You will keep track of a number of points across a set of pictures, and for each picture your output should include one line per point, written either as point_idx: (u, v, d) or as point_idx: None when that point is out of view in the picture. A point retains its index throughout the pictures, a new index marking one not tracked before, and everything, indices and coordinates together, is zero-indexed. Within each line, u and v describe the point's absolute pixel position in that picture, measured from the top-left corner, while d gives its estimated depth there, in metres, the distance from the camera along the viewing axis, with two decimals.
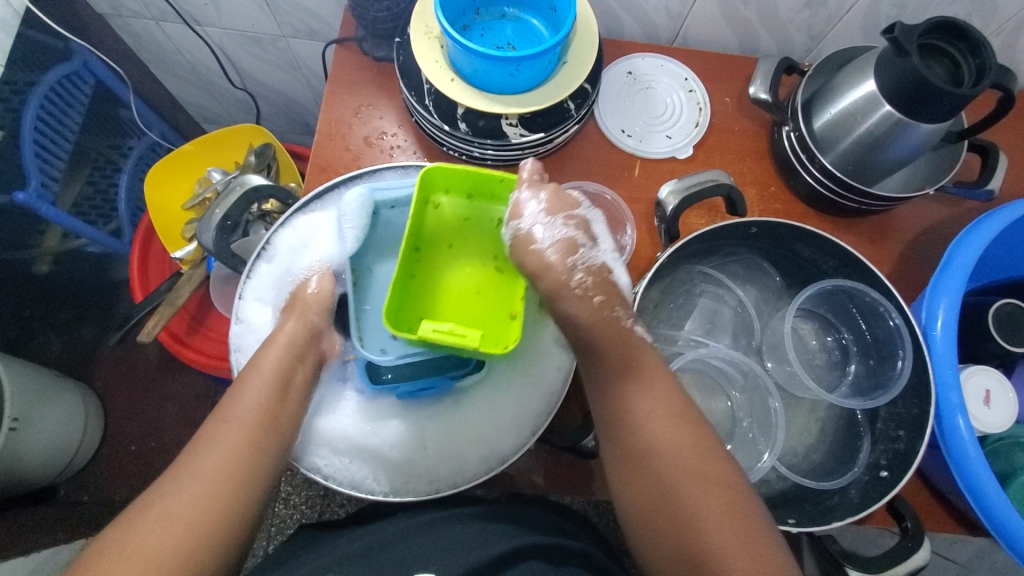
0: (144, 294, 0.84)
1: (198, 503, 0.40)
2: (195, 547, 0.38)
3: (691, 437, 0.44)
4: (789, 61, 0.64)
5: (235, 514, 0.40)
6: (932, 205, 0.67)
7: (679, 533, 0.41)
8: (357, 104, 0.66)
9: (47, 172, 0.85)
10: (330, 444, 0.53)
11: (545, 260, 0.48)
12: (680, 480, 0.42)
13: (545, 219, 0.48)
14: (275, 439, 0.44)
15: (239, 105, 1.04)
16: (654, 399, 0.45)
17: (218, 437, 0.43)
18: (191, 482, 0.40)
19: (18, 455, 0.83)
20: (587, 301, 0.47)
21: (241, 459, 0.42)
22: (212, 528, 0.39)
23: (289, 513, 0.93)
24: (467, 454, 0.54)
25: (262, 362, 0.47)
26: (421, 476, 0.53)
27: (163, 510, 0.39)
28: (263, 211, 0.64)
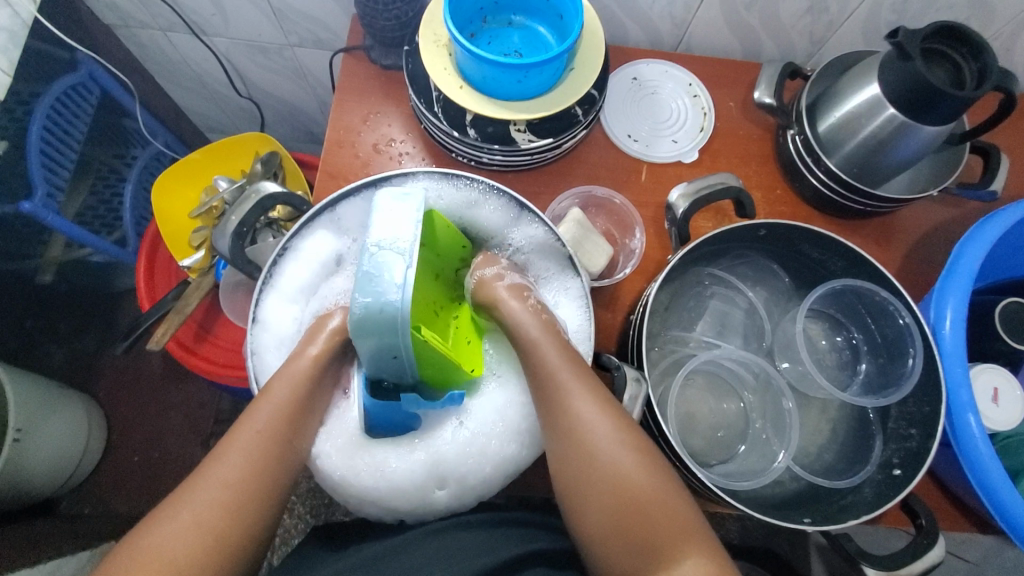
0: (151, 303, 0.84)
1: (212, 516, 0.40)
2: (214, 546, 0.40)
3: (627, 427, 0.45)
4: (792, 65, 0.65)
5: (246, 514, 0.42)
6: (935, 206, 0.68)
7: (612, 504, 0.43)
8: (366, 111, 0.67)
9: (53, 181, 0.85)
10: (342, 478, 0.49)
11: (498, 294, 0.53)
12: (611, 456, 0.44)
13: (504, 270, 0.55)
14: (280, 439, 0.45)
15: (244, 114, 1.05)
16: (592, 392, 0.46)
17: (231, 445, 0.44)
18: (209, 491, 0.42)
19: (22, 467, 0.82)
20: (536, 313, 0.51)
21: (255, 470, 0.43)
22: (237, 527, 0.41)
23: (294, 522, 0.93)
24: (482, 482, 0.51)
25: (274, 388, 0.46)
26: (445, 495, 0.51)
27: (176, 519, 0.40)
28: (270, 220, 0.65)
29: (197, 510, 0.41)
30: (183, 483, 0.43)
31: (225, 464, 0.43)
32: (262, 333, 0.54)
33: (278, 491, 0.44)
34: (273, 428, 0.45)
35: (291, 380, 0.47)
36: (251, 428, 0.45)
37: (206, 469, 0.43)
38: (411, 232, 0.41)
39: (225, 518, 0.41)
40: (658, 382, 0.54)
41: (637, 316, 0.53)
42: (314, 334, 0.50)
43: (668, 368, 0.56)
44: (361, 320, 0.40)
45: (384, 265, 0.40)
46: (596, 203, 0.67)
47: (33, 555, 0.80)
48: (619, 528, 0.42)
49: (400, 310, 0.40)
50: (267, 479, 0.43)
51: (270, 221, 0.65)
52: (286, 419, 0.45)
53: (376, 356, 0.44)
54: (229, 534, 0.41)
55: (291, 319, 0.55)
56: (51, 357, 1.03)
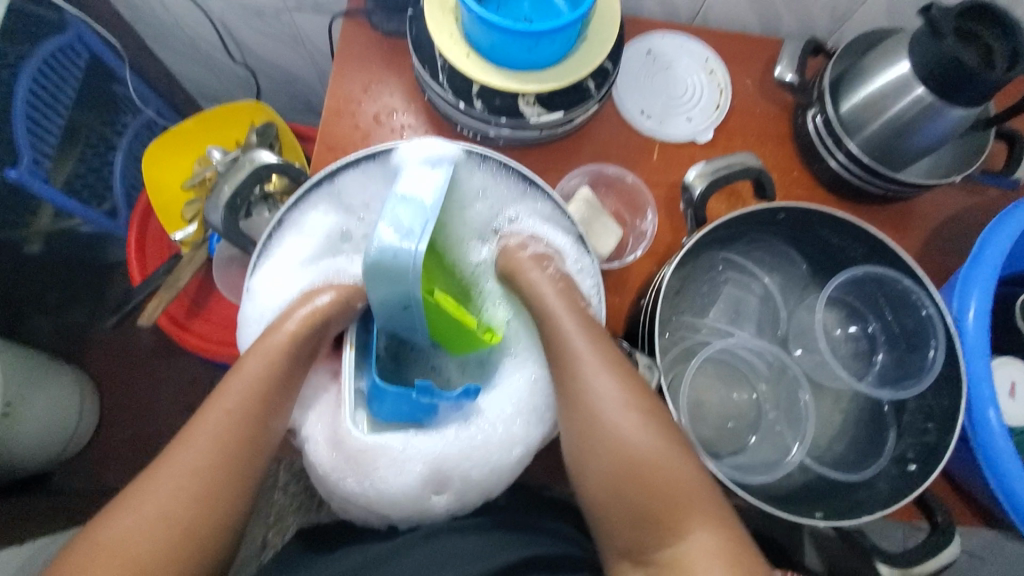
0: (143, 276, 0.82)
1: (179, 504, 0.38)
2: (182, 536, 0.38)
3: (638, 393, 0.43)
4: (815, 41, 0.61)
5: (218, 505, 0.40)
6: (957, 193, 0.65)
7: (621, 473, 0.41)
8: (367, 80, 0.63)
9: (40, 148, 0.82)
10: (335, 472, 0.47)
11: (518, 259, 0.51)
12: (620, 426, 0.42)
13: (529, 236, 0.54)
14: (255, 421, 0.43)
15: (239, 82, 1.00)
16: (598, 356, 0.44)
17: (197, 429, 0.41)
18: (174, 479, 0.39)
19: (10, 441, 0.81)
20: (554, 282, 0.49)
21: (225, 457, 0.41)
22: (207, 516, 0.39)
23: (288, 500, 0.97)
24: (485, 480, 0.49)
25: (244, 369, 0.44)
26: (445, 492, 0.50)
27: (140, 506, 0.38)
28: (266, 192, 0.63)
29: (162, 501, 0.38)
30: (145, 471, 0.40)
31: (191, 451, 0.40)
32: (248, 303, 0.51)
33: (250, 479, 0.42)
34: (244, 408, 0.43)
35: (264, 357, 0.45)
36: (219, 410, 0.42)
37: (170, 454, 0.41)
38: (433, 191, 0.43)
39: (194, 509, 0.39)
40: (668, 369, 0.53)
41: (650, 302, 0.51)
42: (297, 306, 0.48)
43: (678, 355, 0.54)
44: (376, 265, 0.42)
45: (405, 214, 0.42)
46: (607, 181, 0.65)
47: (22, 532, 0.79)
48: (624, 495, 0.40)
49: (413, 259, 0.41)
50: (239, 467, 0.41)
51: (265, 193, 0.63)
52: (259, 401, 0.43)
53: (387, 305, 0.47)
54: (200, 522, 0.39)
55: (283, 295, 0.51)
56: (40, 329, 1.01)
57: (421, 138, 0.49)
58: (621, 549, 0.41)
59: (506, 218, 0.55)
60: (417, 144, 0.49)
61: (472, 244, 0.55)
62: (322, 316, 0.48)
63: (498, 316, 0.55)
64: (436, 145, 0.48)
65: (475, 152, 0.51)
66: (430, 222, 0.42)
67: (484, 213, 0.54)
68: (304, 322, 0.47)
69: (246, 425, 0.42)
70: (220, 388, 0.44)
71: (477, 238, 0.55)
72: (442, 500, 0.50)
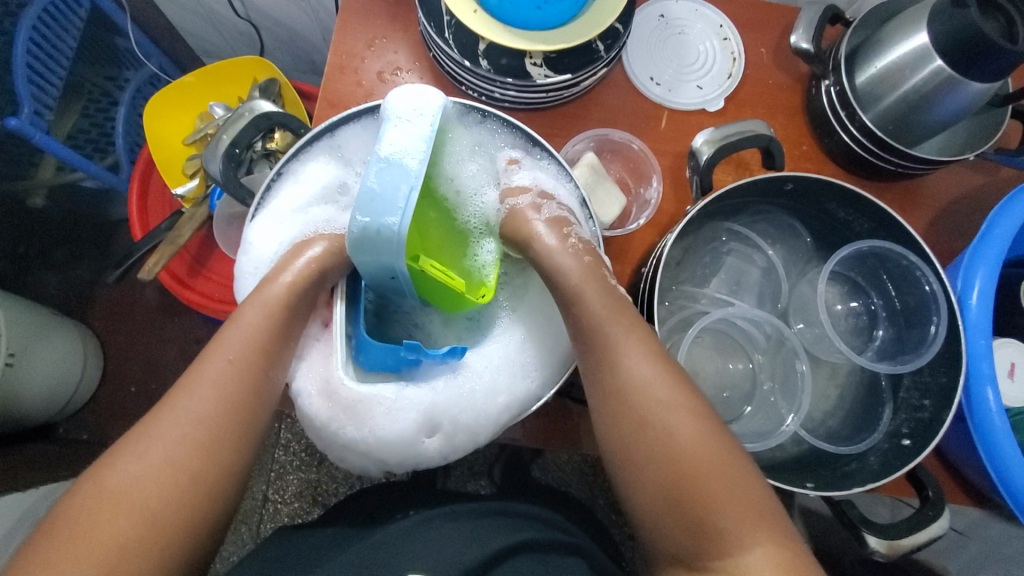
0: (143, 232, 0.81)
1: (186, 453, 0.39)
2: (189, 481, 0.38)
3: (684, 392, 0.42)
4: (834, 9, 0.59)
5: (224, 454, 0.40)
6: (969, 172, 0.64)
7: (670, 475, 0.39)
8: (371, 35, 0.62)
9: (41, 99, 0.81)
10: (328, 419, 0.48)
11: (536, 232, 0.51)
12: (667, 425, 0.40)
13: (541, 201, 0.52)
14: (259, 372, 0.43)
15: (239, 37, 0.95)
16: (644, 350, 0.43)
17: (201, 379, 0.42)
18: (180, 428, 0.39)
19: (15, 392, 0.81)
20: (579, 259, 0.48)
21: (228, 407, 0.41)
22: (212, 465, 0.39)
23: (289, 459, 0.99)
24: (476, 429, 0.49)
25: (243, 317, 0.45)
26: (437, 440, 0.50)
27: (146, 451, 0.38)
28: (268, 150, 0.62)
29: (167, 449, 0.38)
30: (146, 420, 0.40)
31: (195, 400, 0.41)
32: (244, 256, 0.52)
33: (252, 430, 0.42)
34: (246, 358, 0.43)
35: (262, 307, 0.45)
36: (222, 359, 0.43)
37: (173, 404, 0.41)
38: (418, 158, 0.43)
39: (200, 456, 0.39)
40: (666, 338, 0.52)
41: (651, 269, 0.51)
42: (288, 259, 0.48)
43: (677, 324, 0.54)
44: (360, 238, 0.43)
45: (388, 182, 0.42)
46: (612, 148, 0.65)
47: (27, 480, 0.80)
48: (675, 500, 0.39)
49: (397, 234, 0.42)
50: (242, 416, 0.42)
51: (268, 151, 0.62)
52: (261, 353, 0.44)
53: (376, 275, 0.47)
54: (206, 468, 0.39)
55: (277, 245, 0.52)
56: (44, 283, 1.02)
57: (405, 87, 0.45)
58: (671, 557, 0.39)
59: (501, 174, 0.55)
60: (402, 94, 0.45)
61: (470, 201, 0.55)
62: (316, 268, 0.48)
63: (488, 255, 0.55)
64: (422, 93, 0.45)
65: (474, 108, 0.51)
66: (412, 193, 0.42)
67: (479, 169, 0.54)
68: (299, 275, 0.47)
69: (249, 375, 0.43)
70: (222, 340, 0.44)
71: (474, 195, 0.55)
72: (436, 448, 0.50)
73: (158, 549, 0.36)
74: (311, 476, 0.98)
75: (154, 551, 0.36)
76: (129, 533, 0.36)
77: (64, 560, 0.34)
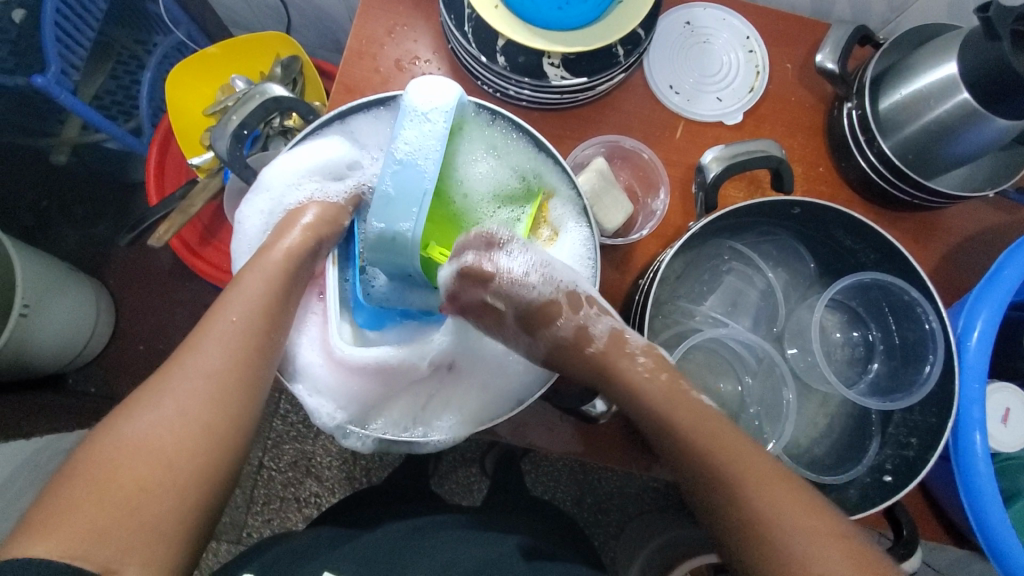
0: (158, 199, 0.82)
1: (196, 412, 0.38)
2: (200, 437, 0.37)
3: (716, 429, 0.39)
4: (865, 29, 0.58)
5: (234, 409, 0.39)
6: (987, 209, 0.62)
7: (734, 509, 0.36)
8: (392, 22, 0.62)
9: (69, 59, 0.82)
10: (323, 387, 0.51)
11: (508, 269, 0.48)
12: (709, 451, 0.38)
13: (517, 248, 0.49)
14: (265, 333, 0.43)
15: (269, 12, 0.95)
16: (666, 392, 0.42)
17: (211, 334, 0.41)
18: (191, 382, 0.39)
19: (28, 341, 0.84)
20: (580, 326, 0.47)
21: (236, 363, 0.41)
22: (221, 424, 0.38)
23: (286, 429, 1.01)
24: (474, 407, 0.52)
25: (248, 283, 0.44)
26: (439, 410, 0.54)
27: (158, 405, 0.37)
28: (284, 126, 0.64)
29: (179, 399, 0.38)
30: (155, 374, 0.40)
31: (203, 353, 0.40)
32: (238, 229, 0.55)
33: (262, 385, 0.42)
34: (251, 316, 0.43)
35: (265, 271, 0.45)
36: (226, 318, 0.42)
37: (182, 361, 0.40)
38: (433, 160, 0.43)
39: (212, 406, 0.38)
40: None
41: (647, 282, 0.50)
42: (285, 227, 0.49)
43: (670, 338, 0.54)
44: (379, 237, 0.44)
45: (403, 185, 0.43)
46: (623, 155, 0.64)
47: (35, 426, 0.83)
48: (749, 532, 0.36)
49: (411, 238, 0.44)
50: (251, 368, 0.41)
51: (283, 128, 0.64)
52: (265, 314, 0.43)
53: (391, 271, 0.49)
54: (217, 422, 0.38)
55: (267, 216, 0.55)
56: (64, 238, 1.05)
57: (424, 79, 0.45)
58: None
59: (515, 179, 0.54)
60: (421, 84, 0.45)
61: (486, 207, 0.54)
62: (313, 236, 0.49)
63: None
64: (439, 87, 0.45)
65: (486, 109, 0.51)
66: (427, 198, 0.43)
67: (493, 171, 0.54)
68: (300, 242, 0.48)
69: (256, 334, 0.42)
70: (232, 295, 0.44)
71: (490, 202, 0.54)
72: (438, 409, 0.54)
73: (175, 497, 0.35)
74: (306, 447, 1.00)
75: (173, 495, 0.35)
76: (149, 481, 0.35)
77: (76, 508, 0.33)
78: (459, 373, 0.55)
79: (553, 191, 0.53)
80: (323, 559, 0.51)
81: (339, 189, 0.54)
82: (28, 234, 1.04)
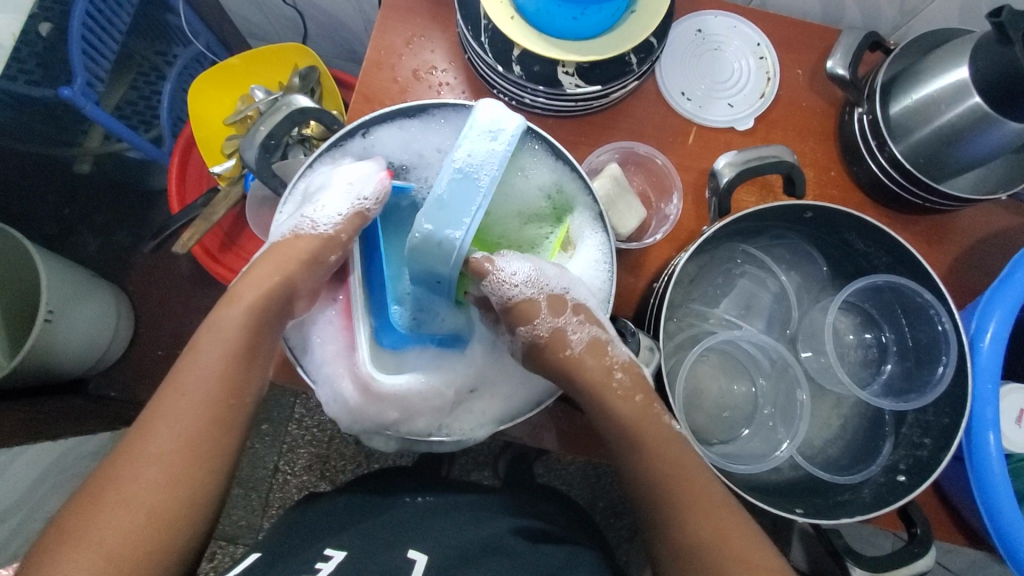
0: (180, 207, 0.85)
1: (178, 452, 0.39)
2: (182, 476, 0.38)
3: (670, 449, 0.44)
4: (875, 35, 0.59)
5: (216, 446, 0.40)
6: (1000, 211, 0.62)
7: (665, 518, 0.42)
8: (409, 33, 0.63)
9: (94, 71, 0.85)
10: (344, 390, 0.51)
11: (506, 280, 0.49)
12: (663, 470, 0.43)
13: (510, 258, 0.50)
14: (244, 369, 0.44)
15: (286, 23, 0.97)
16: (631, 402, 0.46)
17: (202, 356, 0.43)
18: (178, 415, 0.40)
19: (53, 346, 0.86)
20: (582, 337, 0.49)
21: (214, 401, 0.41)
22: (203, 462, 0.39)
23: (301, 433, 1.03)
24: (492, 414, 0.53)
25: (226, 322, 0.45)
26: (457, 420, 0.53)
27: (142, 450, 0.38)
28: (303, 136, 0.65)
29: (162, 442, 0.39)
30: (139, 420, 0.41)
31: (184, 394, 0.41)
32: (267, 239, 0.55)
33: (241, 418, 0.43)
34: (229, 353, 0.43)
35: (242, 309, 0.46)
36: (205, 358, 0.43)
37: (164, 405, 0.41)
38: (489, 173, 0.47)
39: (200, 438, 0.40)
40: (671, 355, 0.53)
41: (662, 285, 0.51)
42: (256, 266, 0.50)
43: (684, 341, 0.55)
44: (420, 244, 0.47)
45: (459, 194, 0.46)
46: (636, 160, 0.65)
47: (63, 427, 0.84)
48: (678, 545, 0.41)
49: (457, 246, 0.46)
50: (236, 396, 0.42)
51: (303, 137, 0.65)
52: (243, 352, 0.44)
53: (422, 279, 0.51)
54: (200, 461, 0.39)
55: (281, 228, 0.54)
56: (85, 246, 1.08)
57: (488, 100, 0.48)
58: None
59: (542, 199, 0.55)
60: (489, 104, 0.48)
61: (514, 225, 0.57)
62: (281, 280, 0.48)
63: None
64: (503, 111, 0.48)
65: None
66: (477, 214, 0.46)
67: (522, 190, 0.55)
68: (259, 284, 0.48)
69: (236, 372, 0.43)
70: (210, 327, 0.45)
71: (518, 221, 0.57)
72: (459, 417, 0.53)
73: (169, 529, 0.37)
74: (321, 451, 1.02)
75: (155, 537, 0.36)
76: (144, 517, 0.36)
77: (78, 545, 0.35)
78: (481, 395, 0.54)
79: (572, 205, 0.55)
80: (329, 538, 0.51)
81: (328, 218, 0.53)
82: (51, 242, 1.06)
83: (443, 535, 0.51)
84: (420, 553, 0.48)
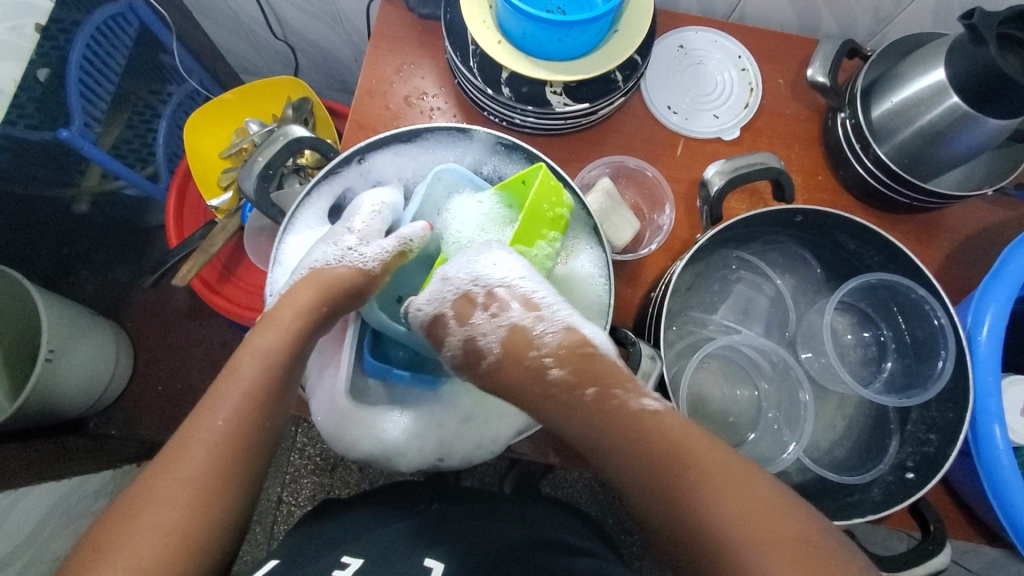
0: (178, 241, 0.85)
1: (204, 480, 0.38)
2: (206, 504, 0.37)
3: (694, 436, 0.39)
4: (852, 43, 0.60)
5: (240, 472, 0.39)
6: (987, 207, 0.63)
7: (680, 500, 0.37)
8: (399, 62, 0.65)
9: (90, 112, 0.86)
10: (333, 418, 0.51)
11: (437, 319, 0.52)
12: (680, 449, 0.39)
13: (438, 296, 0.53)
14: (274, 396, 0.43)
15: (277, 57, 0.99)
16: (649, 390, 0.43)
17: (231, 382, 0.42)
18: (206, 440, 0.39)
19: (53, 386, 0.85)
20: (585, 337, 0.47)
21: (241, 427, 0.41)
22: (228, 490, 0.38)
23: (304, 462, 1.02)
24: (489, 441, 0.53)
25: (260, 347, 0.44)
26: (458, 445, 0.53)
27: (169, 477, 0.38)
28: (298, 165, 0.66)
29: (189, 469, 0.38)
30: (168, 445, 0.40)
31: (214, 420, 0.40)
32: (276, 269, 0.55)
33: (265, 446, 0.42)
34: (260, 380, 0.43)
35: (280, 335, 0.45)
36: (236, 384, 0.42)
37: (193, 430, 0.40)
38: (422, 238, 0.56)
39: (234, 462, 0.39)
40: (672, 363, 0.53)
41: (659, 294, 0.52)
42: (288, 294, 0.48)
43: (684, 349, 0.55)
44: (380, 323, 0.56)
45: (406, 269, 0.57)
46: (627, 174, 0.66)
47: (64, 466, 0.84)
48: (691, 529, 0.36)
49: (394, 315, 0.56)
50: (264, 422, 0.42)
51: (297, 167, 0.66)
52: (276, 379, 0.44)
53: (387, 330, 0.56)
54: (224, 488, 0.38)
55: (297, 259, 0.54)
56: (83, 284, 1.08)
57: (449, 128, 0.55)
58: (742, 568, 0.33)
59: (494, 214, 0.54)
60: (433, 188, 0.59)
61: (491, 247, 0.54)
62: (323, 306, 0.48)
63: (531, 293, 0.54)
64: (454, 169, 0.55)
65: (503, 143, 0.55)
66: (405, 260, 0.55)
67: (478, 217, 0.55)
68: (304, 311, 0.47)
69: (266, 398, 0.42)
70: (247, 352, 0.44)
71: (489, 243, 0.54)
72: (463, 437, 0.54)
73: (190, 562, 0.36)
74: (326, 480, 1.01)
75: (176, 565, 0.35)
76: (171, 542, 0.36)
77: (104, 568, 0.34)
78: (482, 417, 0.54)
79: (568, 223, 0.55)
80: (344, 546, 0.50)
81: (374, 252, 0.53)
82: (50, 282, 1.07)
83: (460, 542, 0.51)
84: (437, 561, 0.47)
